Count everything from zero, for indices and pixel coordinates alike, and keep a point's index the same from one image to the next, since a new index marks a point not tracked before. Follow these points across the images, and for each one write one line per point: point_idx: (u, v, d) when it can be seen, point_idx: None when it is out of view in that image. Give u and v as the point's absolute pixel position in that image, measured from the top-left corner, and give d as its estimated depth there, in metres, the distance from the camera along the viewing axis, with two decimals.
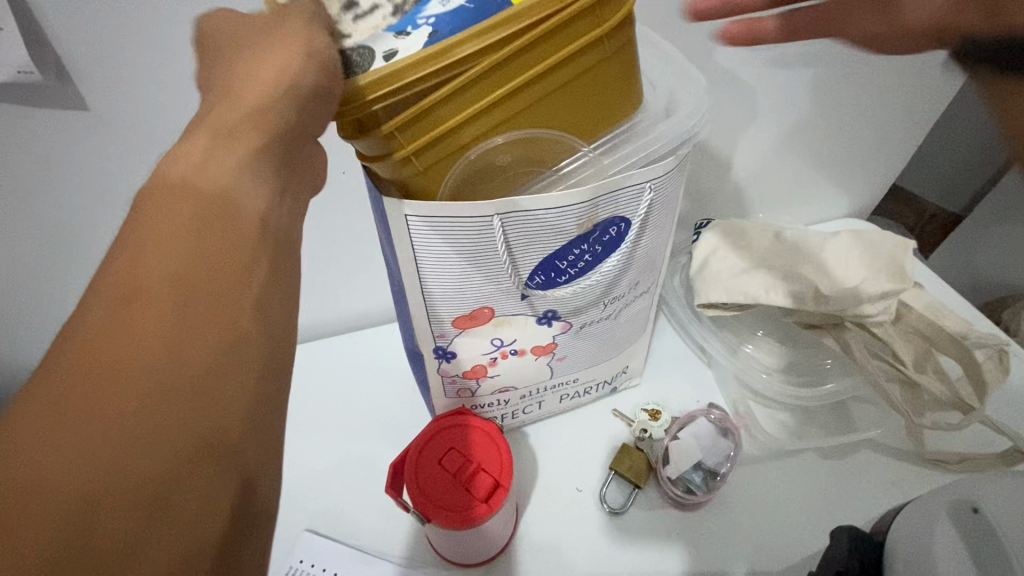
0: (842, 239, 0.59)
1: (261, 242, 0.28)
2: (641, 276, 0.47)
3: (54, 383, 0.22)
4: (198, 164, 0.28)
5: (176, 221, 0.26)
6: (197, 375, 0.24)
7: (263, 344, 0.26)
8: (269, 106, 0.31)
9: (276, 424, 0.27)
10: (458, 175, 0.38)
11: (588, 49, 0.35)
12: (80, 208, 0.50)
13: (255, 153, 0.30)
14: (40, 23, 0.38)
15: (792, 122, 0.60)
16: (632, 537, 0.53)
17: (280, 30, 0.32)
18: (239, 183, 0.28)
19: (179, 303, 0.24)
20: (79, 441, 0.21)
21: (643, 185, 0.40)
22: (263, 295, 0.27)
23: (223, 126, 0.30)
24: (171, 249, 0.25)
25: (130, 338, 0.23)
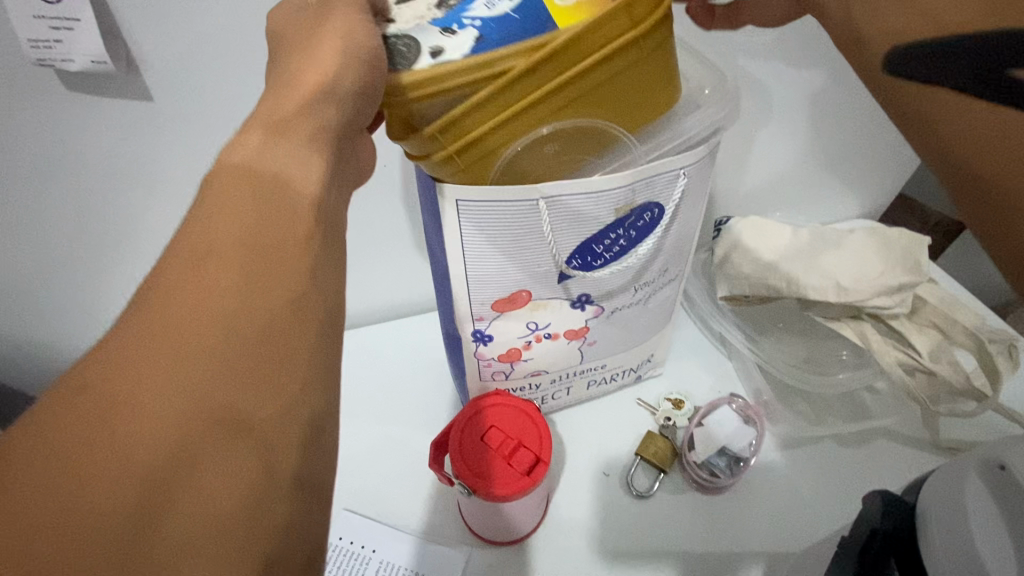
0: (858, 237, 0.62)
1: (318, 219, 0.30)
2: (669, 262, 0.48)
3: (128, 367, 0.24)
4: (259, 150, 0.30)
5: (236, 205, 0.28)
6: (254, 361, 0.26)
7: (318, 311, 0.28)
8: (310, 101, 0.32)
9: (328, 387, 0.28)
10: (504, 167, 0.39)
11: (629, 47, 0.35)
12: (137, 197, 0.53)
13: (305, 145, 0.31)
14: (115, 16, 0.40)
15: (813, 123, 0.62)
16: (657, 521, 0.55)
17: (328, 23, 0.33)
18: (290, 172, 0.30)
19: (245, 269, 0.27)
20: (156, 387, 0.24)
21: (678, 170, 0.42)
22: (317, 265, 0.29)
23: (275, 117, 0.31)
24: (238, 224, 0.28)
25: (198, 303, 0.26)
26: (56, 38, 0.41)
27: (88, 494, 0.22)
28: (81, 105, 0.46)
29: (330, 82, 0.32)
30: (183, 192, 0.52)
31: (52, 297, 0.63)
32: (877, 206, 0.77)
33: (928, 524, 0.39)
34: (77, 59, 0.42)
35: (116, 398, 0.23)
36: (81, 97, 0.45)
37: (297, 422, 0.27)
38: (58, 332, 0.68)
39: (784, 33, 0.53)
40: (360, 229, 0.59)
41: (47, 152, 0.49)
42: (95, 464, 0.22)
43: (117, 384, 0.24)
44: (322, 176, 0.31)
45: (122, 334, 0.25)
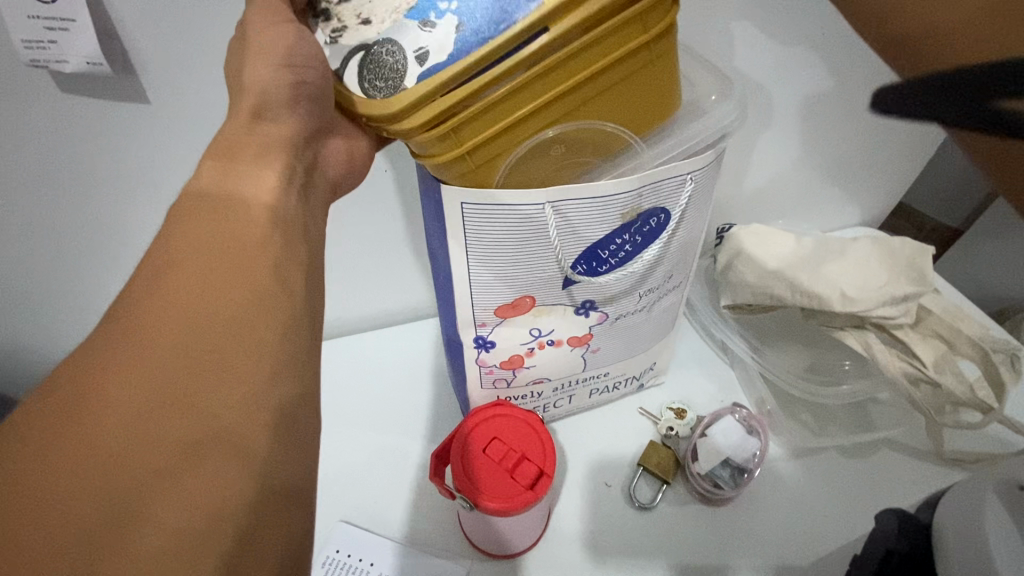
0: (861, 245, 0.61)
1: (278, 223, 0.31)
2: (674, 269, 0.47)
3: (96, 375, 0.25)
4: (218, 172, 0.32)
5: (196, 220, 0.29)
6: (217, 361, 0.26)
7: (280, 302, 0.29)
8: (256, 117, 0.34)
9: (295, 376, 0.28)
10: (509, 172, 0.38)
11: (636, 52, 0.34)
12: (132, 201, 0.52)
13: (257, 158, 0.33)
14: (111, 16, 0.39)
15: (817, 130, 0.62)
16: (659, 532, 0.54)
17: (255, 40, 0.34)
18: (242, 182, 0.31)
19: (204, 269, 0.28)
20: (121, 382, 0.25)
21: (686, 176, 0.41)
22: (277, 262, 0.30)
23: (227, 143, 0.33)
24: (196, 233, 0.29)
25: (163, 309, 0.26)
26: (51, 39, 0.40)
27: (52, 495, 0.23)
28: (74, 107, 0.45)
29: (263, 97, 0.33)
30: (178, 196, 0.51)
31: (44, 302, 0.62)
32: (879, 214, 0.76)
33: (945, 547, 0.38)
34: (71, 61, 0.41)
35: (83, 396, 0.24)
36: (76, 99, 0.44)
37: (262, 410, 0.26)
38: (50, 337, 0.67)
39: (790, 40, 0.52)
40: (358, 233, 0.58)
41: (39, 154, 0.48)
42: (62, 457, 0.23)
43: (83, 383, 0.25)
44: (276, 185, 0.32)
45: (92, 342, 0.26)
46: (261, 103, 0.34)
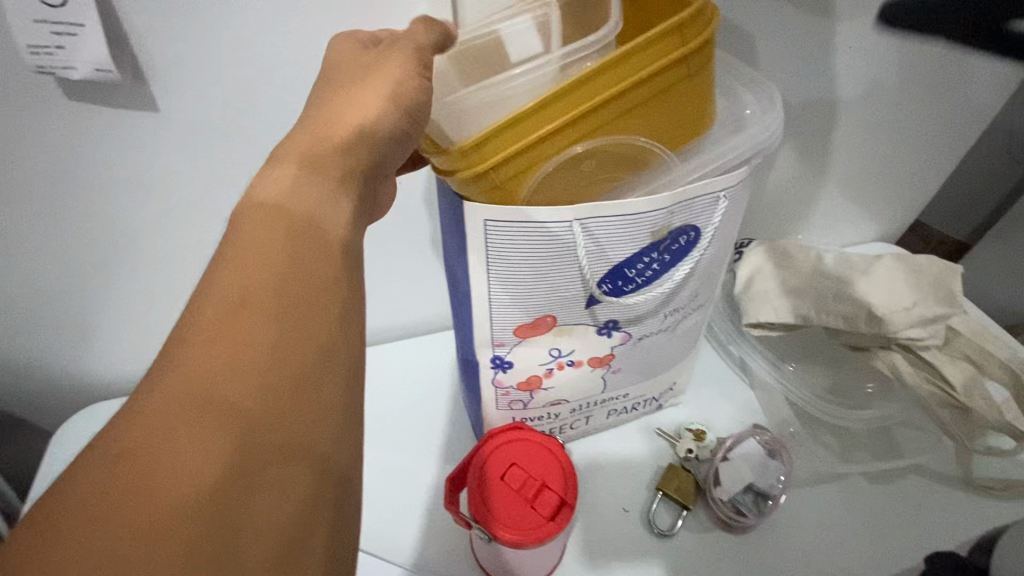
0: (886, 263, 0.59)
1: (349, 259, 0.29)
2: (700, 288, 0.45)
3: (159, 409, 0.23)
4: (296, 191, 0.29)
5: (268, 242, 0.27)
6: (288, 398, 0.24)
7: (353, 355, 0.27)
8: (353, 140, 0.31)
9: (359, 433, 0.27)
10: (536, 190, 0.36)
11: (670, 67, 0.34)
12: (137, 212, 0.49)
13: (340, 185, 0.30)
14: (124, 21, 0.38)
15: (838, 144, 0.61)
16: (682, 561, 0.52)
17: (383, 65, 0.33)
18: (322, 206, 0.29)
19: (284, 310, 0.26)
20: (206, 421, 0.23)
21: (718, 193, 0.39)
22: (348, 310, 0.28)
23: (314, 156, 0.30)
24: (269, 258, 0.26)
25: (232, 340, 0.24)
26: (58, 45, 0.38)
27: (106, 546, 0.20)
28: (80, 116, 0.43)
29: (364, 126, 0.32)
30: (185, 207, 0.50)
31: None
32: (896, 229, 0.75)
33: None
34: (79, 67, 0.39)
35: (156, 449, 0.22)
36: (82, 108, 0.43)
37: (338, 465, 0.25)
38: None
39: (812, 53, 0.51)
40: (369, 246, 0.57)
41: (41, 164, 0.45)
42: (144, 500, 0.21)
43: (164, 417, 0.23)
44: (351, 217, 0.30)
45: (166, 368, 0.24)
46: (363, 131, 0.31)
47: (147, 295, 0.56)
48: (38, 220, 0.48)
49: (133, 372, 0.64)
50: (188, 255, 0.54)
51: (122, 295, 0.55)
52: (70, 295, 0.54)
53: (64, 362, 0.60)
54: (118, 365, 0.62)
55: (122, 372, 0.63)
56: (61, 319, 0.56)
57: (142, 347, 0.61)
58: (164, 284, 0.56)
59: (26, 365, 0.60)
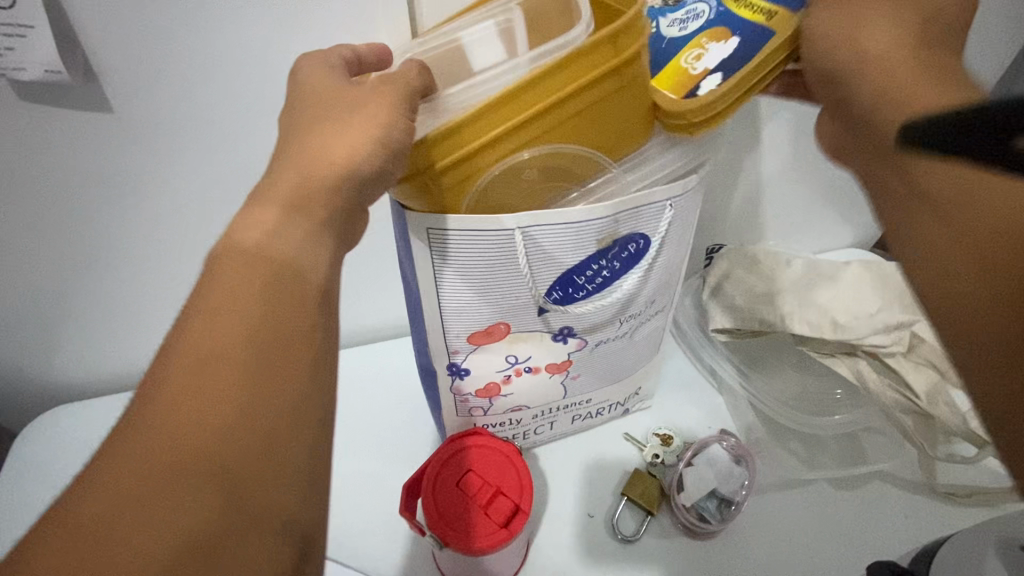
0: (853, 270, 0.60)
1: (321, 308, 0.29)
2: (657, 294, 0.45)
3: (132, 458, 0.24)
4: (269, 237, 0.29)
5: (241, 288, 0.27)
6: (258, 446, 0.25)
7: (322, 398, 0.28)
8: (338, 180, 0.31)
9: (325, 485, 0.28)
10: (484, 194, 0.36)
11: (611, 75, 0.34)
12: (98, 214, 0.49)
13: (319, 227, 0.30)
14: (73, 22, 0.38)
15: (805, 150, 0.61)
16: (644, 567, 0.52)
17: (370, 103, 0.32)
18: (300, 250, 0.29)
19: (254, 366, 0.26)
20: (176, 478, 0.24)
21: (664, 203, 0.39)
22: (315, 365, 0.28)
23: (297, 195, 0.30)
24: (242, 305, 0.27)
25: (204, 388, 0.25)
26: (7, 46, 0.37)
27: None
28: (33, 118, 0.42)
29: (349, 167, 0.31)
30: (145, 209, 0.49)
31: None
32: (870, 235, 0.75)
33: None
34: (29, 69, 0.38)
35: (129, 499, 0.23)
36: (34, 111, 0.42)
37: (304, 517, 0.26)
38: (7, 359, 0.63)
39: None
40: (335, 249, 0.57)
41: None
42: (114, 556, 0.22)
43: (134, 473, 0.23)
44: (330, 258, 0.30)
45: (134, 422, 0.24)
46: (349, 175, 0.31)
47: (112, 297, 0.56)
48: None
49: (102, 374, 0.63)
50: (152, 257, 0.53)
51: (87, 298, 0.55)
52: (34, 297, 0.54)
53: (31, 365, 0.60)
54: (87, 367, 0.62)
55: (90, 375, 0.63)
56: (27, 321, 0.56)
57: (111, 349, 0.61)
58: (129, 287, 0.55)
59: None
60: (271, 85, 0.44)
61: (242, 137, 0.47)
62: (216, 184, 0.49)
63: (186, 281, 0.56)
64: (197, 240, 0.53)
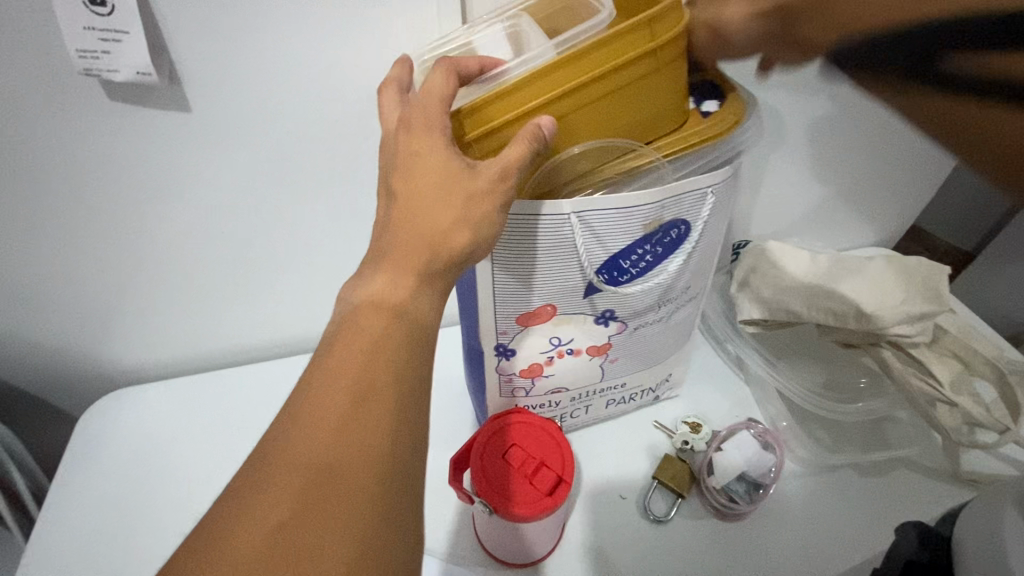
0: (879, 264, 0.62)
1: (421, 343, 0.32)
2: (693, 279, 0.48)
3: (270, 473, 0.28)
4: (393, 291, 0.33)
5: (356, 331, 0.32)
6: (367, 465, 0.28)
7: (416, 423, 0.31)
8: (424, 247, 0.33)
9: (419, 499, 0.31)
10: (542, 179, 0.39)
11: (640, 58, 0.35)
12: (170, 207, 0.53)
13: (417, 279, 0.33)
14: (162, 28, 0.42)
15: (830, 151, 0.64)
16: (674, 546, 0.54)
17: (429, 178, 0.33)
18: (403, 297, 0.33)
19: (387, 401, 0.30)
20: (322, 490, 0.27)
21: (706, 190, 0.41)
22: (412, 391, 0.31)
23: (399, 256, 0.33)
24: (354, 343, 0.31)
25: (324, 413, 0.29)
26: (103, 50, 0.41)
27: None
28: (118, 115, 0.46)
29: (437, 234, 0.33)
30: (209, 201, 0.53)
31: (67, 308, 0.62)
32: (892, 236, 0.78)
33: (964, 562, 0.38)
34: (122, 71, 0.42)
35: (267, 508, 0.27)
36: (118, 108, 0.46)
37: (402, 536, 0.29)
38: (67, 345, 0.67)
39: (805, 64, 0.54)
40: None
41: (74, 161, 0.48)
42: (263, 558, 0.26)
43: (287, 489, 0.27)
44: (425, 300, 0.33)
45: (284, 440, 0.29)
46: (436, 229, 0.33)
47: (175, 285, 0.60)
48: (74, 212, 0.52)
49: (157, 360, 0.67)
50: (212, 247, 0.57)
51: (150, 285, 0.59)
52: (102, 284, 0.58)
53: (93, 348, 0.64)
54: (144, 353, 0.66)
55: (146, 360, 0.67)
56: (92, 307, 0.60)
57: (166, 334, 0.65)
58: (188, 275, 0.59)
59: (60, 352, 0.64)
60: (331, 85, 0.47)
61: (301, 134, 0.50)
62: (275, 178, 0.53)
63: (242, 270, 0.60)
64: (255, 231, 0.57)
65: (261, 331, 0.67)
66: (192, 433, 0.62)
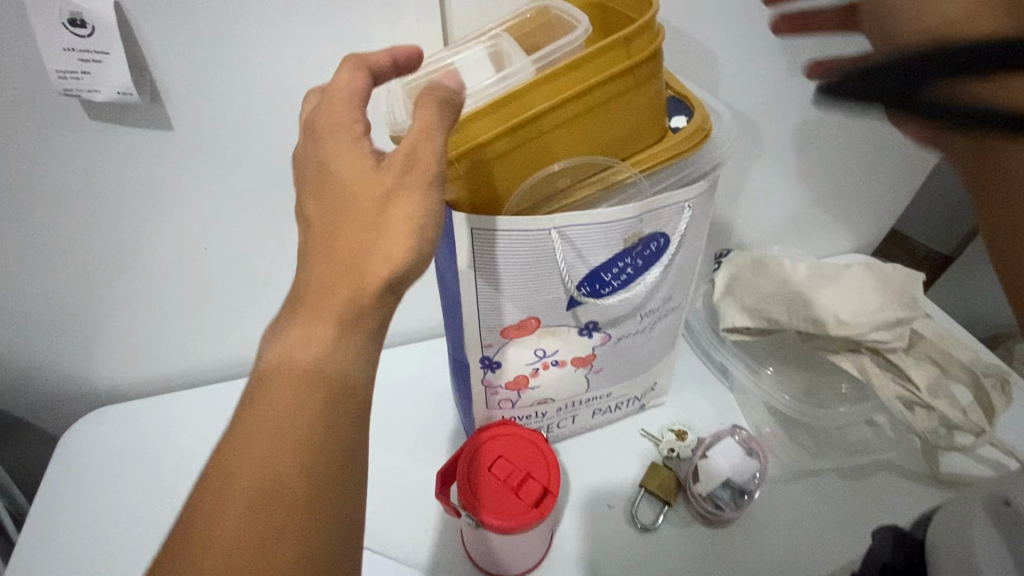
0: (856, 271, 0.63)
1: (342, 398, 0.32)
2: (674, 290, 0.49)
3: (190, 541, 0.29)
4: (310, 344, 0.31)
5: (273, 389, 0.31)
6: (281, 531, 0.29)
7: (336, 484, 0.31)
8: (339, 293, 0.32)
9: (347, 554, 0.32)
10: (523, 197, 0.40)
11: (616, 78, 0.36)
12: (153, 226, 0.53)
13: (334, 329, 0.32)
14: (143, 48, 0.42)
15: (808, 162, 0.65)
16: (661, 554, 0.54)
17: (347, 217, 0.33)
18: (319, 351, 0.31)
19: (304, 466, 0.30)
20: (238, 559, 0.29)
21: (684, 203, 0.42)
22: (330, 453, 0.31)
23: (315, 305, 0.32)
24: (269, 404, 0.31)
25: (239, 482, 0.30)
26: (84, 71, 0.41)
27: None
28: (98, 134, 0.46)
29: (353, 277, 0.32)
30: (192, 218, 0.53)
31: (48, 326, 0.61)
32: (870, 242, 0.79)
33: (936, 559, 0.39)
34: (103, 90, 0.42)
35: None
36: (98, 127, 0.46)
37: None
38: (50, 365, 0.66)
39: (781, 77, 0.56)
40: None
41: (53, 179, 0.48)
42: None
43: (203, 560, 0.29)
44: (345, 348, 0.32)
45: (204, 499, 0.30)
46: (354, 269, 0.32)
47: (159, 303, 0.59)
48: (54, 231, 0.52)
49: (142, 377, 0.67)
50: (198, 265, 0.57)
51: (133, 304, 0.59)
52: (84, 303, 0.58)
53: (76, 367, 0.63)
54: (129, 371, 0.66)
55: (130, 377, 0.66)
56: (74, 326, 0.59)
57: (152, 352, 0.64)
58: (172, 292, 0.59)
59: (42, 371, 0.63)
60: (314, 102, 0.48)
61: (284, 150, 0.50)
62: (259, 196, 0.53)
63: (228, 286, 0.60)
64: (241, 248, 0.57)
65: (246, 347, 0.67)
66: (178, 451, 0.62)
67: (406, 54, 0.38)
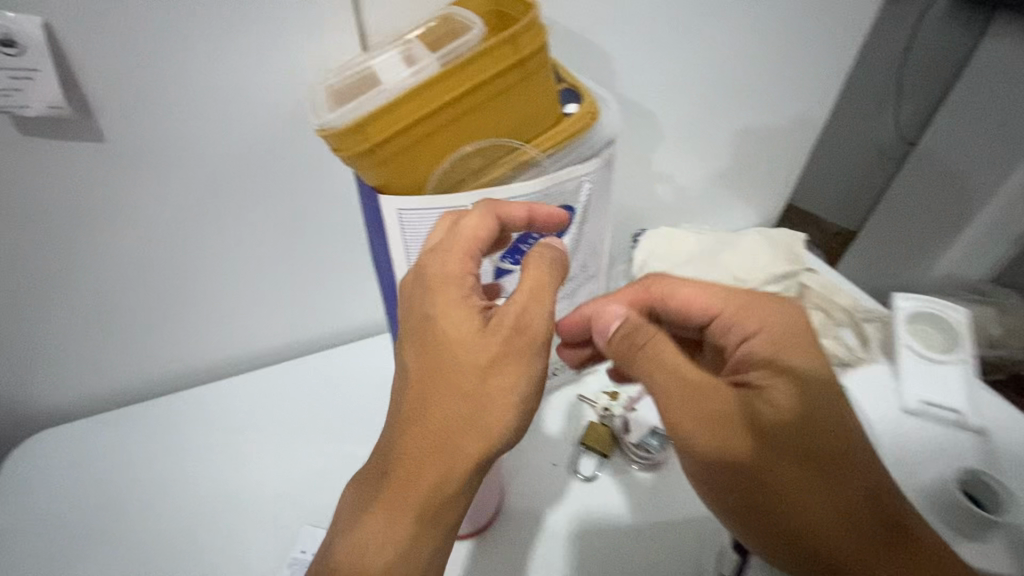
0: (751, 237, 0.72)
1: (432, 542, 0.40)
2: (588, 259, 0.56)
3: None
4: (410, 499, 0.39)
5: (377, 528, 0.39)
6: None
7: None
8: (433, 463, 0.39)
9: None
10: (441, 176, 0.46)
11: (512, 69, 0.42)
12: (94, 240, 0.54)
13: (427, 492, 0.39)
14: (72, 63, 0.44)
15: (709, 144, 0.73)
16: (600, 500, 0.60)
17: (443, 397, 0.39)
18: (418, 510, 0.39)
19: None
20: None
21: (583, 178, 0.49)
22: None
23: (409, 469, 0.39)
24: (375, 542, 0.39)
25: None
26: (15, 88, 0.44)
27: None
28: (31, 149, 0.48)
29: (448, 450, 0.39)
30: (131, 228, 0.55)
31: None
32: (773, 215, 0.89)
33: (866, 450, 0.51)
34: (34, 106, 0.45)
35: None
36: (30, 143, 0.48)
37: None
38: None
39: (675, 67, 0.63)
40: (310, 258, 0.64)
41: None
42: None
43: None
44: (440, 508, 0.39)
45: None
46: (448, 446, 0.39)
47: (104, 318, 0.61)
48: None
49: (93, 392, 0.68)
50: (141, 275, 0.59)
51: (77, 319, 0.60)
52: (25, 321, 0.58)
53: (21, 387, 0.64)
54: (79, 386, 0.66)
55: (79, 393, 0.67)
56: (16, 345, 0.60)
57: (102, 366, 0.65)
58: (117, 304, 0.60)
59: None
60: (244, 108, 0.50)
61: (220, 156, 0.53)
62: (200, 205, 0.55)
63: (175, 296, 0.62)
64: (186, 258, 0.59)
65: (197, 354, 0.68)
66: (135, 461, 0.63)
67: (540, 214, 0.44)
